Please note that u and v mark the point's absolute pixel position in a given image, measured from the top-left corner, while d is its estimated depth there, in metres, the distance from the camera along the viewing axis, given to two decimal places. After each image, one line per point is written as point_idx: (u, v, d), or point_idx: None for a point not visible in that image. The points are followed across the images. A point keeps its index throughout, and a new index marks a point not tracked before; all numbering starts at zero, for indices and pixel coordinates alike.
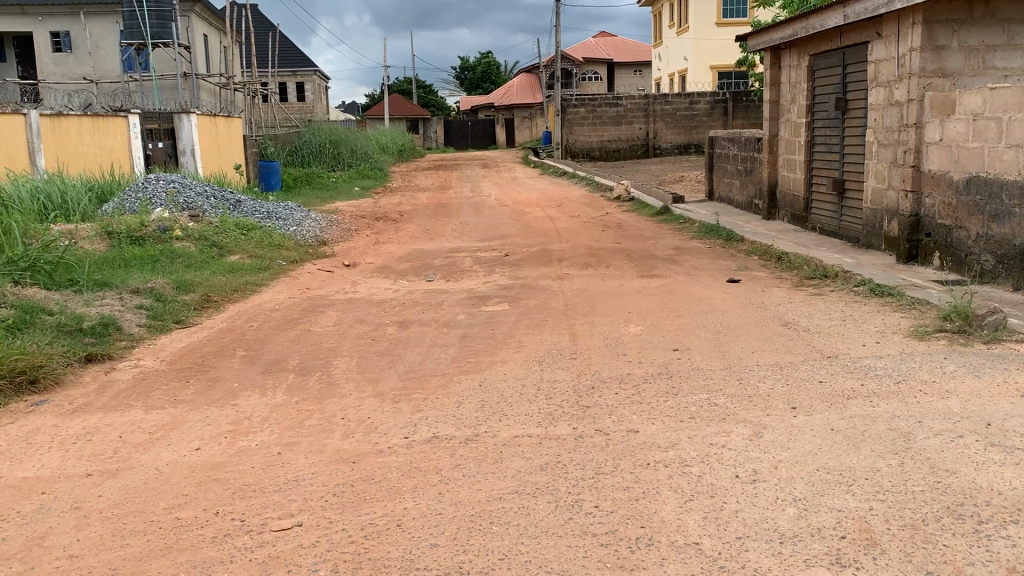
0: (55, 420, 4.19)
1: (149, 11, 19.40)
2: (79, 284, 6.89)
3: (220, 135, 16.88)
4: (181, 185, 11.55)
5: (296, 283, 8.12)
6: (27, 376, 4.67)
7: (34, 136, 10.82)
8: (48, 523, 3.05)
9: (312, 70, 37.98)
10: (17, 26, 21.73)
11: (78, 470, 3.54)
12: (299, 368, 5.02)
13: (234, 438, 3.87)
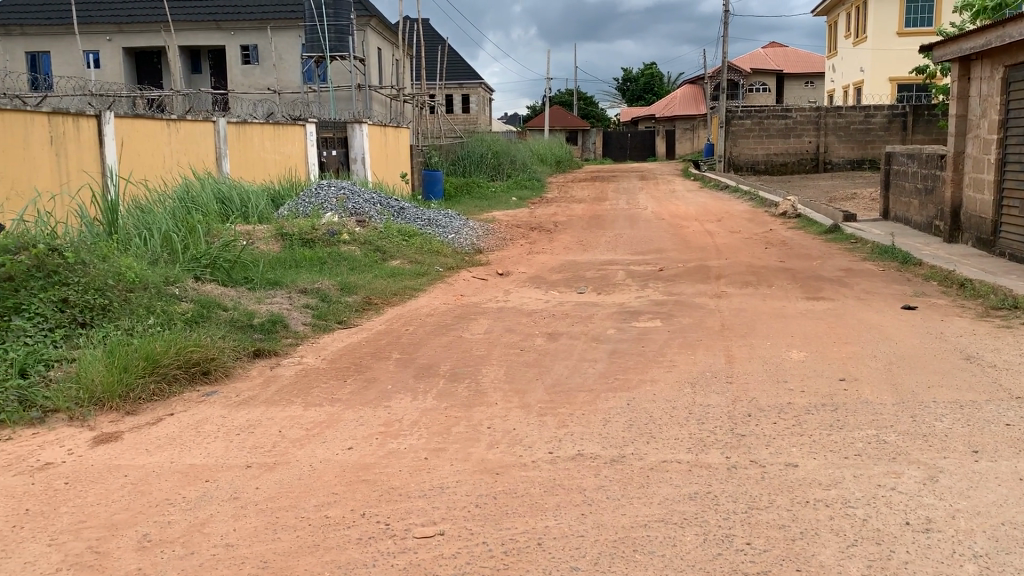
0: (222, 410, 4.43)
1: (328, 25, 20.50)
2: (253, 282, 7.32)
3: (388, 144, 17.54)
4: (351, 191, 12.07)
5: (451, 290, 8.27)
6: (201, 368, 4.97)
7: (221, 142, 11.60)
8: (209, 511, 3.20)
9: (476, 82, 38.97)
10: (212, 40, 23.49)
11: (239, 461, 3.72)
12: (449, 374, 5.07)
13: (384, 440, 3.95)
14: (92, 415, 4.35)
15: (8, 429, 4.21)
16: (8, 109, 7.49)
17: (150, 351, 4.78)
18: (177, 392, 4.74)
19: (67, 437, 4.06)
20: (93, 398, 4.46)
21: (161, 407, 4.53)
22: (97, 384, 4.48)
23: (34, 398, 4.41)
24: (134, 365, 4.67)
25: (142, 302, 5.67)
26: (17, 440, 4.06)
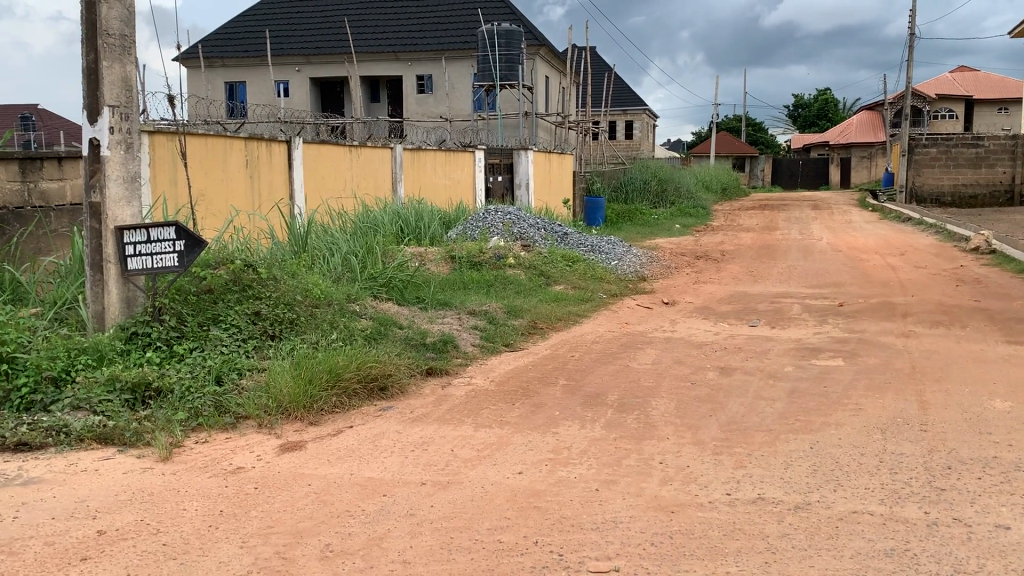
0: (397, 426, 4.55)
1: (500, 55, 21.01)
2: (425, 301, 7.54)
3: (552, 170, 17.69)
4: (517, 216, 12.26)
5: (616, 317, 8.18)
6: (378, 383, 5.14)
7: (397, 167, 12.09)
8: (387, 526, 3.27)
9: (641, 109, 38.81)
10: (391, 71, 24.66)
11: (414, 477, 3.79)
12: (617, 404, 4.98)
13: (554, 467, 3.91)
14: (278, 423, 4.58)
15: (204, 432, 4.50)
16: (212, 135, 8.12)
17: (333, 365, 4.98)
18: (355, 406, 4.92)
19: (256, 444, 4.30)
20: (279, 407, 4.70)
21: (341, 419, 4.71)
22: (284, 394, 4.71)
23: (228, 404, 4.70)
24: (318, 377, 4.88)
25: (325, 318, 5.97)
26: (212, 443, 4.33)
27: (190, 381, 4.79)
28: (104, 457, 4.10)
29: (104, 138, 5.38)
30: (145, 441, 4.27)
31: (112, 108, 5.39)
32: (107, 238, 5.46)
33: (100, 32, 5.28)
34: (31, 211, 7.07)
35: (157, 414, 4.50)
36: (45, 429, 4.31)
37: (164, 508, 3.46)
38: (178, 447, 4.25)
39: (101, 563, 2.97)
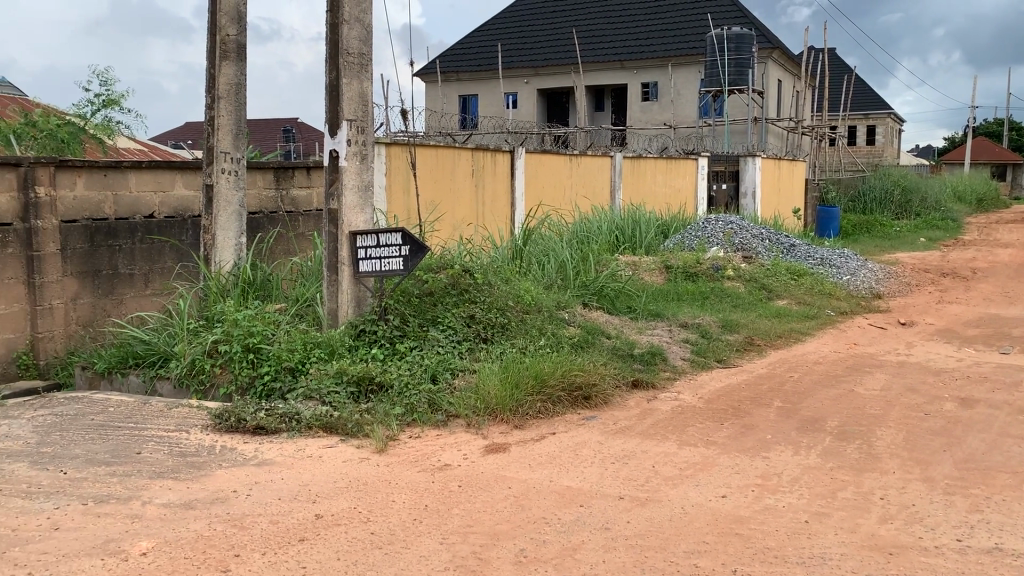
0: (600, 436, 4.53)
1: (730, 60, 20.44)
2: (636, 311, 7.47)
3: (781, 178, 16.92)
4: (738, 226, 11.85)
5: (843, 337, 7.66)
6: (583, 392, 5.14)
7: (616, 176, 12.09)
8: (581, 536, 3.26)
9: (885, 113, 36.18)
10: (617, 79, 24.75)
11: (613, 491, 3.75)
12: (836, 431, 4.65)
13: (761, 494, 3.72)
14: (485, 424, 4.72)
15: (418, 428, 4.73)
16: (440, 146, 8.54)
17: (539, 371, 5.05)
18: (560, 414, 4.96)
19: (463, 442, 4.45)
20: (487, 407, 4.83)
21: (545, 425, 4.77)
22: (491, 396, 4.84)
23: (440, 402, 4.90)
24: (524, 381, 4.97)
25: (536, 323, 6.08)
26: (423, 438, 4.54)
27: (407, 378, 5.05)
28: (327, 445, 4.43)
29: (342, 149, 5.82)
30: (364, 432, 4.56)
31: (351, 122, 5.82)
32: (342, 242, 5.90)
33: (342, 52, 5.73)
34: (281, 215, 7.80)
35: (377, 408, 4.78)
36: (279, 415, 4.72)
37: (375, 497, 3.67)
38: (393, 441, 4.49)
39: (316, 545, 3.20)
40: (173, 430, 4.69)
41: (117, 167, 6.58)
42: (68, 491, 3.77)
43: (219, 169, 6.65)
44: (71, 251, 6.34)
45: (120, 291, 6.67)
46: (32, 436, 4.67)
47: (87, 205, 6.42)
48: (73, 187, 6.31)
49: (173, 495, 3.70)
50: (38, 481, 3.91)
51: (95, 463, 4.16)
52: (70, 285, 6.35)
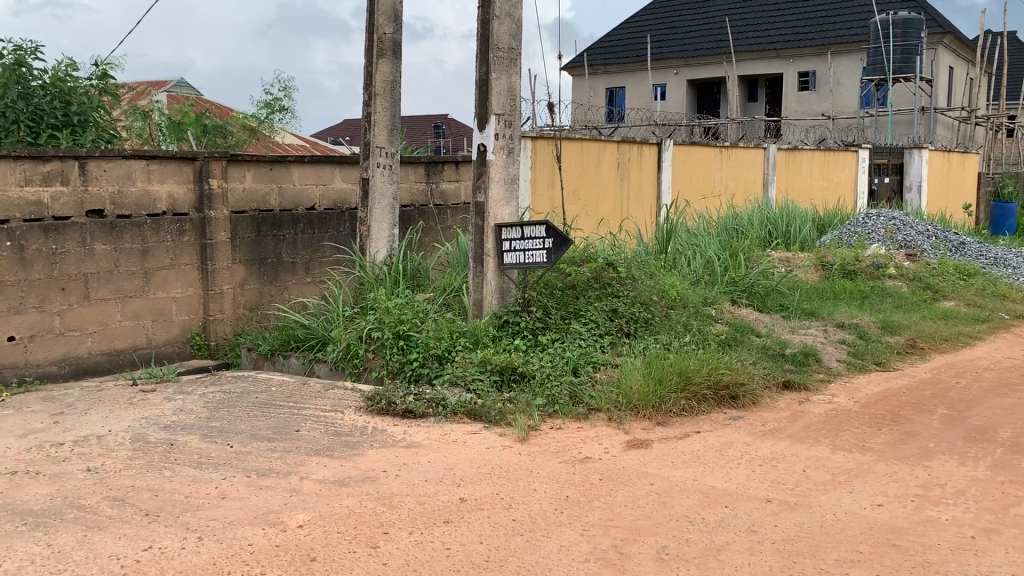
0: (747, 437, 4.40)
1: (895, 46, 19.30)
2: (788, 310, 7.19)
3: (951, 171, 15.85)
4: (902, 222, 11.18)
5: (1019, 342, 7.08)
6: (730, 391, 5.00)
7: (769, 169, 11.68)
8: (725, 537, 3.19)
9: None
10: (771, 69, 23.89)
11: (760, 493, 3.64)
12: (1010, 443, 4.31)
13: (922, 505, 3.50)
14: (627, 419, 4.68)
15: (559, 419, 4.75)
16: (587, 139, 8.53)
17: (684, 368, 4.95)
18: (705, 412, 4.85)
19: (605, 436, 4.43)
20: (630, 403, 4.79)
21: (690, 423, 4.68)
22: (635, 391, 4.79)
23: (582, 395, 4.89)
24: (668, 378, 4.88)
25: (681, 320, 5.97)
26: (565, 430, 4.56)
27: (550, 370, 5.08)
28: (472, 431, 4.53)
29: (490, 143, 5.92)
30: (507, 421, 4.63)
31: (499, 116, 5.90)
32: (488, 233, 6.00)
33: (492, 47, 5.82)
34: (431, 208, 8.02)
35: (520, 398, 4.84)
36: (426, 400, 4.86)
37: (518, 485, 3.72)
38: (535, 431, 4.53)
39: (460, 528, 3.28)
40: (329, 411, 4.93)
41: (282, 162, 6.97)
42: (233, 463, 4.04)
43: (374, 163, 6.91)
44: (240, 240, 6.78)
45: (283, 279, 7.08)
46: (203, 411, 5.03)
47: (254, 197, 6.84)
48: (242, 180, 6.74)
49: (327, 473, 3.89)
50: (208, 453, 4.21)
51: (258, 439, 4.44)
52: (239, 271, 6.80)
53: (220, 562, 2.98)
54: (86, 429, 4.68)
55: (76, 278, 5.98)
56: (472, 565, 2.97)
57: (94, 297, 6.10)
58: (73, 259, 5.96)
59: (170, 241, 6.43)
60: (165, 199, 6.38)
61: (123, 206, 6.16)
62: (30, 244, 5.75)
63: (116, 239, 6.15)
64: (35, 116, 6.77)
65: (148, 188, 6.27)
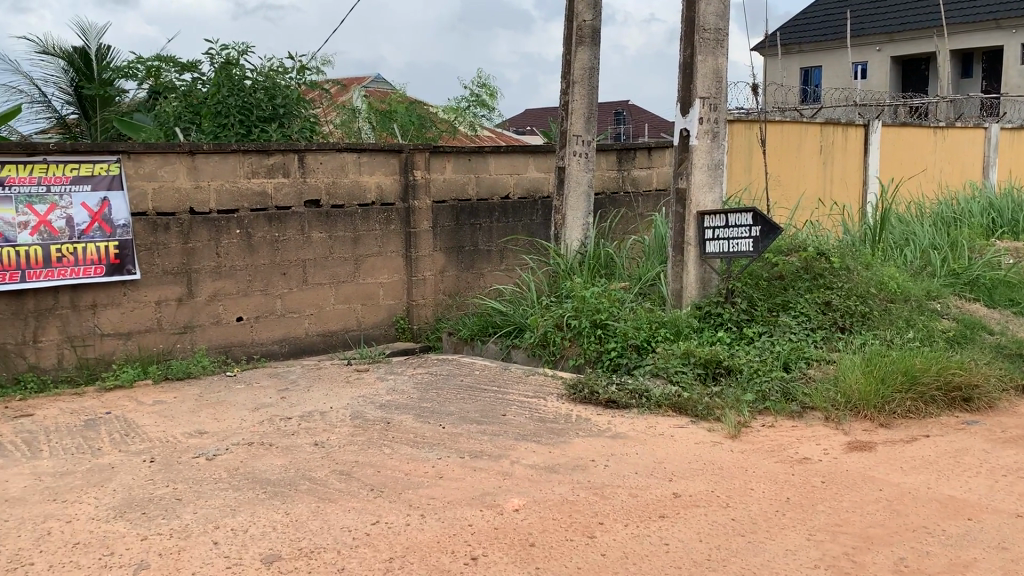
0: (986, 444, 4.03)
1: None
2: (1022, 305, 6.53)
3: None
4: None
5: None
6: (963, 393, 4.60)
7: (990, 150, 10.68)
8: (973, 553, 2.92)
9: None
10: (989, 41, 21.87)
11: (1008, 507, 3.31)
12: None
13: None
14: (846, 419, 4.41)
15: (770, 417, 4.54)
16: (789, 121, 8.13)
17: (910, 367, 4.60)
18: (934, 415, 4.49)
19: (823, 437, 4.20)
20: (849, 402, 4.51)
21: (917, 426, 4.34)
22: (854, 390, 4.51)
23: (794, 392, 4.66)
24: (892, 377, 4.56)
25: (902, 314, 5.56)
26: (778, 428, 4.36)
27: (758, 364, 4.87)
28: (679, 425, 4.42)
29: (694, 128, 5.74)
30: (715, 416, 4.48)
31: (703, 100, 5.71)
32: (690, 222, 5.83)
33: (698, 28, 5.64)
34: (624, 195, 7.93)
35: (727, 393, 4.67)
36: (630, 391, 4.81)
37: (733, 483, 3.59)
38: (746, 427, 4.36)
39: (677, 523, 3.20)
40: (533, 396, 4.99)
41: (480, 152, 7.09)
42: (446, 444, 4.17)
43: (571, 152, 6.90)
44: (440, 229, 6.99)
45: (480, 266, 7.24)
46: (413, 392, 5.24)
47: (454, 187, 7.02)
48: (443, 171, 6.94)
49: (537, 458, 3.93)
50: (422, 432, 4.37)
51: (467, 421, 4.56)
52: (439, 259, 7.02)
53: (443, 540, 3.07)
54: (309, 405, 4.99)
55: (295, 264, 6.40)
56: (693, 563, 2.89)
57: (311, 282, 6.49)
58: (293, 246, 6.37)
59: (377, 229, 6.74)
60: (373, 190, 6.68)
61: (336, 196, 6.51)
62: (256, 232, 6.20)
63: (330, 228, 6.51)
64: (244, 112, 7.28)
65: (359, 179, 6.59)
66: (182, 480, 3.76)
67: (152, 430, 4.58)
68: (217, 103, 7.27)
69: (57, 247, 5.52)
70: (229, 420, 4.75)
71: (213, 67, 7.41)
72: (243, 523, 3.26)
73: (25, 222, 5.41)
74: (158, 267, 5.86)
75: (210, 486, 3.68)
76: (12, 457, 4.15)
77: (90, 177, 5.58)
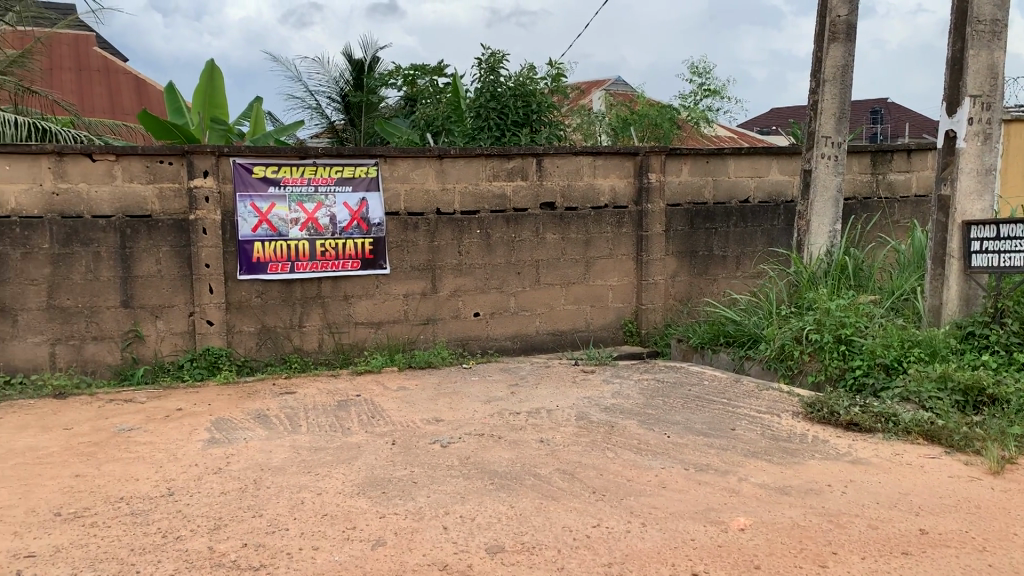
0: None
1: None
2: None
3: None
4: None
5: None
6: None
7: None
8: None
9: None
10: None
11: None
12: None
13: None
14: None
15: None
16: None
17: None
18: None
19: None
20: None
21: None
22: None
23: None
24: None
25: None
26: None
27: None
28: (930, 456, 4.04)
29: (962, 129, 5.23)
30: (974, 448, 4.04)
31: (975, 98, 5.18)
32: (955, 232, 5.31)
33: (971, 20, 5.13)
34: (877, 201, 7.37)
35: (990, 423, 4.19)
36: (875, 414, 4.47)
37: (992, 526, 3.22)
38: (1011, 464, 3.89)
39: (921, 562, 2.93)
40: (766, 412, 4.79)
41: (719, 154, 6.90)
42: (671, 454, 4.10)
43: (819, 154, 6.50)
44: (675, 232, 6.89)
45: (714, 272, 7.04)
46: (640, 397, 5.21)
47: (691, 190, 6.88)
48: (679, 174, 6.83)
49: (767, 478, 3.76)
50: (646, 439, 4.33)
51: (694, 433, 4.45)
52: (672, 263, 6.92)
53: (664, 552, 3.02)
54: (538, 402, 5.12)
55: (529, 264, 6.58)
56: None
57: (544, 282, 6.65)
58: (529, 247, 6.56)
59: (611, 232, 6.76)
60: (608, 193, 6.71)
61: (571, 198, 6.61)
62: (494, 232, 6.45)
63: (564, 229, 6.63)
64: (502, 116, 7.58)
65: (594, 181, 6.65)
66: (419, 465, 3.99)
67: (394, 415, 4.91)
68: (478, 107, 7.62)
69: (321, 242, 6.07)
70: (462, 410, 4.98)
71: (479, 73, 7.79)
72: (471, 512, 3.41)
73: (296, 219, 5.99)
74: (406, 263, 6.27)
75: (442, 472, 3.88)
76: (276, 430, 4.63)
77: (352, 179, 6.08)
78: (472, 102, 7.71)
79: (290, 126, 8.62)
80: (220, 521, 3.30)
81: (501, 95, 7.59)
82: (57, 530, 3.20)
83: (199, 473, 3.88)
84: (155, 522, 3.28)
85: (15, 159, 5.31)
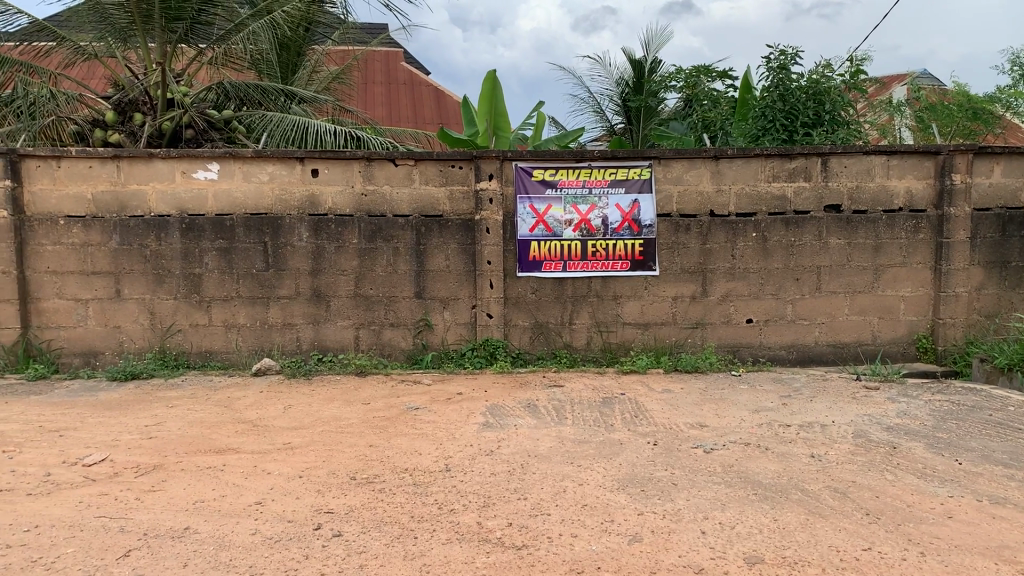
0: None
1: None
2: None
3: None
4: None
5: None
6: None
7: None
8: None
9: None
10: None
11: None
12: None
13: None
14: None
15: None
16: None
17: None
18: None
19: None
20: None
21: None
22: None
23: None
24: None
25: None
26: None
27: None
28: None
29: None
30: None
31: None
32: None
33: None
34: None
35: None
36: None
37: None
38: None
39: None
40: None
41: None
42: (962, 482, 3.72)
43: None
44: (981, 240, 6.20)
45: None
46: (929, 419, 4.77)
47: (1004, 193, 6.16)
48: (990, 175, 6.13)
49: None
50: (933, 464, 3.97)
51: (992, 462, 4.00)
52: (977, 274, 6.24)
53: None
54: (812, 415, 4.87)
55: (809, 270, 6.26)
56: None
57: (825, 290, 6.30)
58: (809, 251, 6.24)
59: (904, 238, 6.24)
60: (903, 195, 6.19)
61: (859, 201, 6.19)
62: (772, 236, 6.22)
63: (850, 234, 6.22)
64: (791, 116, 7.28)
65: (886, 183, 6.17)
66: (680, 467, 3.98)
67: (658, 416, 4.91)
68: (765, 107, 7.38)
69: (593, 243, 6.23)
70: (730, 417, 4.88)
71: (769, 73, 7.54)
72: (731, 519, 3.34)
73: (571, 220, 6.20)
74: (678, 265, 6.25)
75: (704, 477, 3.83)
76: (545, 420, 4.83)
77: (625, 181, 6.17)
78: (759, 102, 7.47)
79: (573, 132, 8.89)
80: (489, 499, 3.53)
81: (786, 94, 7.30)
82: (351, 491, 3.60)
83: (473, 453, 4.17)
84: (433, 493, 3.59)
85: (333, 163, 6.02)
